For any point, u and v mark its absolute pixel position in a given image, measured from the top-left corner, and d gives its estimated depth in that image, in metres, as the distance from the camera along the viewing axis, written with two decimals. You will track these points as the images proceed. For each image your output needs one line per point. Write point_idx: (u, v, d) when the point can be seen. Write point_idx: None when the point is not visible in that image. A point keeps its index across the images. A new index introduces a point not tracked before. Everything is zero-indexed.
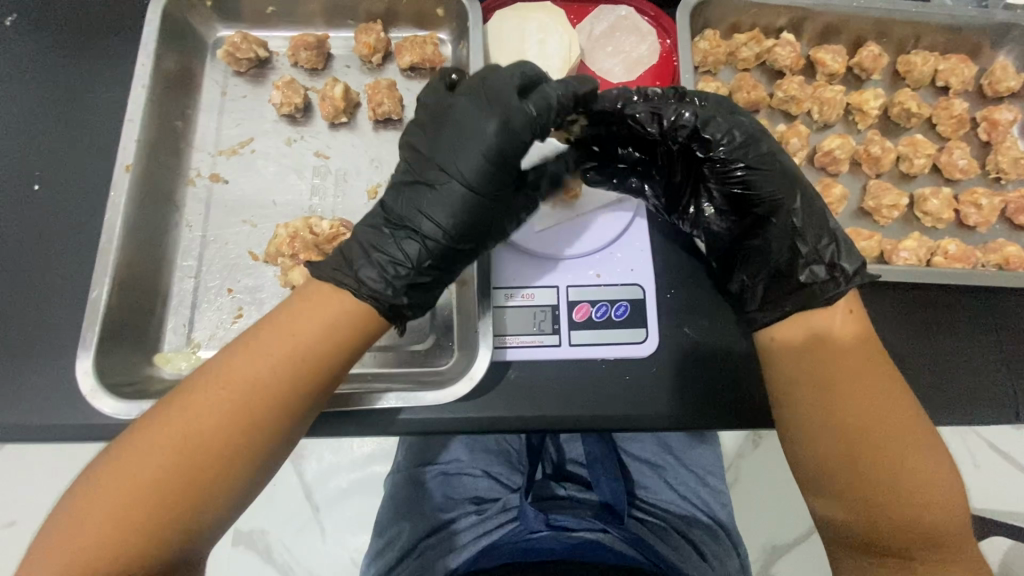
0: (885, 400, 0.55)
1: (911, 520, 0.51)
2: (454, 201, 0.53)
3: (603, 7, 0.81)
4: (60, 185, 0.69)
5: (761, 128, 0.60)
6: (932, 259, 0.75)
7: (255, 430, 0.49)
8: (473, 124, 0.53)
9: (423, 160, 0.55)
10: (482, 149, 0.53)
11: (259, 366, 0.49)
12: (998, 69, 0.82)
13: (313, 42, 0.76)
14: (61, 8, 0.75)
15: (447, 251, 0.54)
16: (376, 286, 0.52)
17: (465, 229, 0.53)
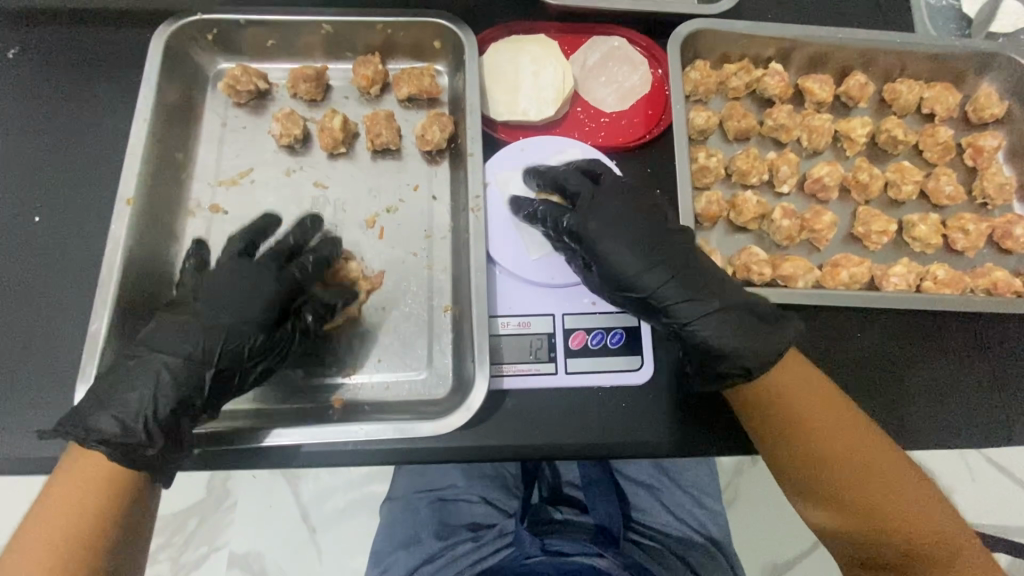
0: (841, 430, 0.59)
1: (895, 532, 0.56)
2: (165, 331, 0.58)
3: (597, 38, 0.82)
4: (61, 217, 0.70)
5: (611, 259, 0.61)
6: (922, 284, 0.76)
7: (90, 546, 0.54)
8: (255, 274, 0.62)
9: (209, 303, 0.60)
10: (251, 308, 0.60)
11: (63, 516, 0.54)
12: (982, 97, 0.84)
13: (312, 74, 0.77)
14: (63, 41, 0.77)
15: (188, 377, 0.57)
16: (123, 421, 0.55)
17: (169, 343, 0.58)
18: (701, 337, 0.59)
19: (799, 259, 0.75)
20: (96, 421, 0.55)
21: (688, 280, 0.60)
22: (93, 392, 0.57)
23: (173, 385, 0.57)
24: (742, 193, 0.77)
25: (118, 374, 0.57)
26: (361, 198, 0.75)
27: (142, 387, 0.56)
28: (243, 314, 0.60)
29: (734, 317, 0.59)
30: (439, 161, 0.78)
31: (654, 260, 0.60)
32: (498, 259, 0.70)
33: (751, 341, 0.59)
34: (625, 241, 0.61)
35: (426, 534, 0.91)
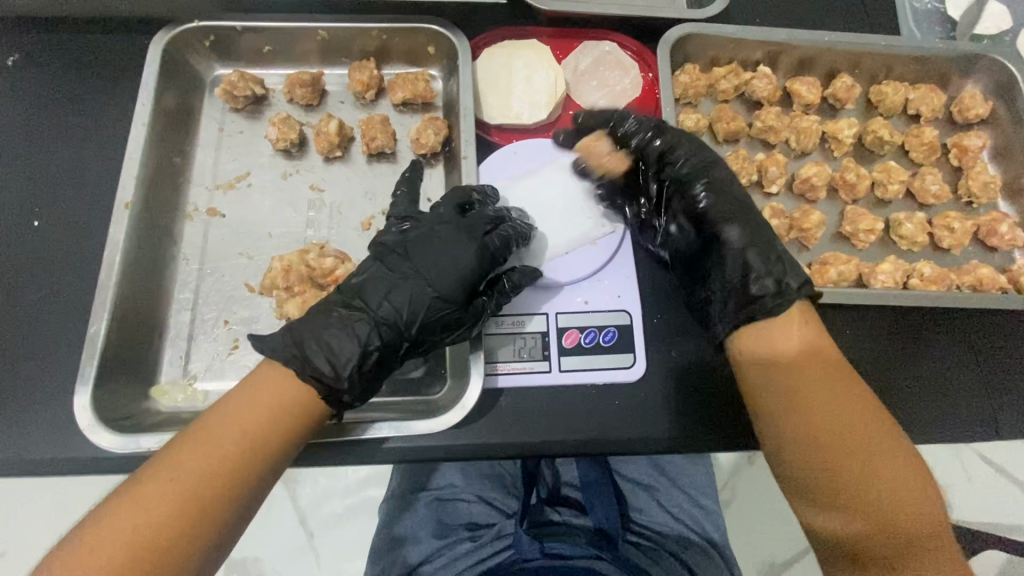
0: (839, 395, 0.56)
1: (883, 510, 0.51)
2: (419, 299, 0.60)
3: (588, 42, 0.84)
4: (60, 221, 0.71)
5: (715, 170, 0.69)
6: (909, 281, 0.77)
7: (238, 470, 0.51)
8: (457, 244, 0.63)
9: (409, 262, 0.62)
10: (456, 274, 0.62)
11: (232, 436, 0.52)
12: (966, 97, 0.86)
13: (308, 79, 0.79)
14: (62, 49, 0.78)
15: (396, 339, 0.60)
16: (342, 367, 0.57)
17: (429, 322, 0.61)
18: (752, 262, 0.62)
19: None
20: (315, 357, 0.56)
21: (745, 216, 0.65)
22: (298, 328, 0.58)
23: (374, 336, 0.58)
24: None
25: (324, 320, 0.58)
26: (357, 201, 0.77)
27: (346, 334, 0.58)
28: (449, 288, 0.61)
29: (776, 249, 0.63)
30: (433, 164, 0.79)
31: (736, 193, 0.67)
32: None
33: (788, 265, 0.62)
34: (726, 182, 0.67)
35: (423, 534, 0.91)
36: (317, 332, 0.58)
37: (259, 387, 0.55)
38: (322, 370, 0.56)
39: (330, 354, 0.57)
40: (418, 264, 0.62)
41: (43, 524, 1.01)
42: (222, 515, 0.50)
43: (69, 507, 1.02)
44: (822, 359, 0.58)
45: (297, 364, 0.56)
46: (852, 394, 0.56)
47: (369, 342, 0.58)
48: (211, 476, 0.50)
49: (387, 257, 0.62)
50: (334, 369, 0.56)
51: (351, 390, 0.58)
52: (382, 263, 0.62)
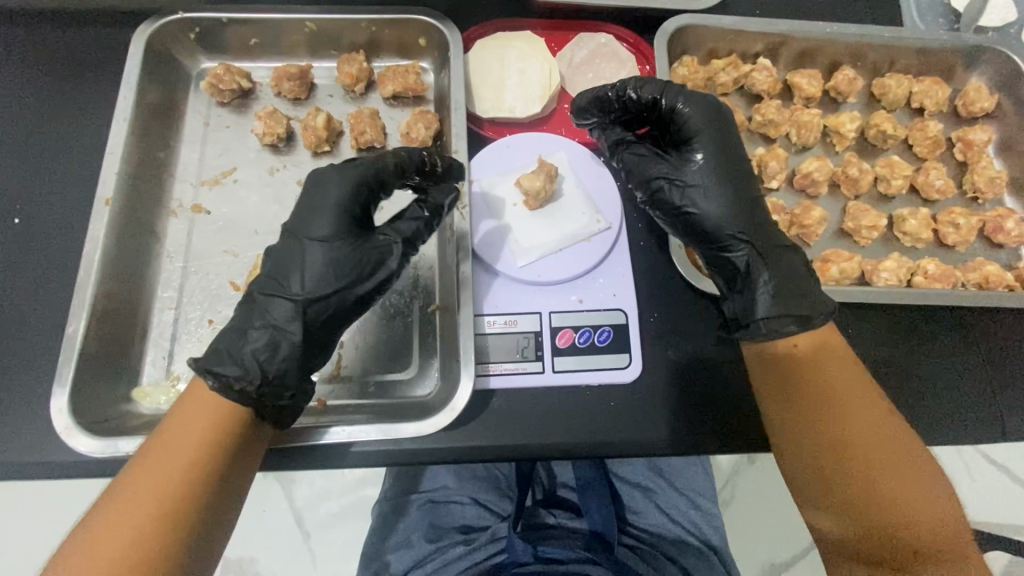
0: (868, 413, 0.57)
1: (917, 524, 0.52)
2: (308, 259, 0.58)
3: (583, 34, 0.82)
4: (40, 218, 0.69)
5: (733, 159, 0.64)
6: (913, 279, 0.75)
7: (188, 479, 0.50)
8: (320, 190, 0.60)
9: (287, 231, 0.60)
10: (331, 212, 0.59)
11: (185, 446, 0.52)
12: (972, 90, 0.84)
13: (296, 72, 0.77)
14: (44, 41, 0.76)
15: (306, 314, 0.58)
16: (263, 365, 0.56)
17: (328, 278, 0.58)
18: (757, 263, 0.60)
19: None
20: (223, 364, 0.55)
21: (749, 207, 0.62)
22: (216, 343, 0.57)
23: (283, 319, 0.57)
24: None
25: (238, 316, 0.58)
26: None
27: (261, 330, 0.57)
28: (330, 234, 0.59)
29: (785, 263, 0.60)
30: None
31: (733, 179, 0.63)
32: (484, 258, 0.69)
33: (798, 293, 0.59)
34: (722, 165, 0.63)
35: (416, 537, 0.90)
36: (228, 333, 0.57)
37: (189, 406, 0.54)
38: (225, 368, 0.55)
39: (238, 352, 0.56)
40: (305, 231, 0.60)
41: (32, 526, 1.00)
42: (195, 514, 0.50)
43: (58, 510, 1.01)
44: (858, 378, 0.59)
45: (202, 374, 0.54)
46: (863, 388, 0.58)
47: (278, 326, 0.57)
48: (165, 490, 0.49)
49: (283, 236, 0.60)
50: (233, 369, 0.55)
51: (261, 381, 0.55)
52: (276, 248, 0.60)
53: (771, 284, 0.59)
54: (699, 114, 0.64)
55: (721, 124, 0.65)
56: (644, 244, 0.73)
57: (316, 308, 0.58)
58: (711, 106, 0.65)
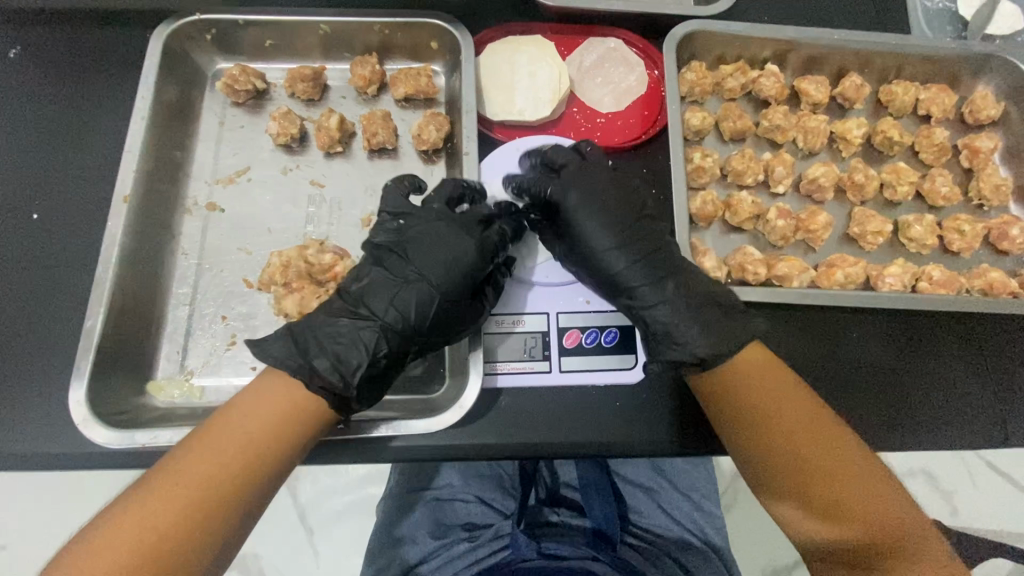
0: (805, 415, 0.58)
1: (864, 517, 0.54)
2: (421, 298, 0.59)
3: (592, 39, 0.83)
4: (59, 213, 0.70)
5: (617, 221, 0.65)
6: (918, 285, 0.76)
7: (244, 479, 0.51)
8: (452, 237, 0.61)
9: (406, 257, 0.61)
10: (456, 265, 0.60)
11: (253, 428, 0.53)
12: (978, 98, 0.84)
13: (309, 74, 0.78)
14: (64, 41, 0.77)
15: (403, 343, 0.60)
16: (344, 375, 0.56)
17: (434, 322, 0.60)
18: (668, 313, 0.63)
19: (794, 259, 0.75)
20: (319, 363, 0.56)
21: (650, 263, 0.64)
22: (296, 335, 0.58)
23: (379, 342, 0.58)
24: (737, 194, 0.77)
25: (330, 326, 0.58)
26: (358, 198, 0.76)
27: (355, 345, 0.57)
28: (451, 280, 0.60)
29: (697, 299, 0.63)
30: (435, 160, 0.78)
31: (627, 239, 0.65)
32: None
33: (724, 330, 0.61)
34: (611, 229, 0.65)
35: (421, 534, 0.91)
36: (305, 346, 0.57)
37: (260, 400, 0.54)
38: (321, 369, 0.56)
39: (330, 360, 0.56)
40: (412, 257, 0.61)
41: (42, 517, 1.01)
42: (243, 499, 0.51)
43: (67, 502, 1.02)
44: (786, 382, 0.60)
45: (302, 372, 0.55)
46: (795, 392, 0.60)
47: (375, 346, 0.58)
48: (223, 487, 0.50)
49: (388, 255, 0.62)
50: (319, 373, 0.56)
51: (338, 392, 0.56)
52: (384, 261, 0.62)
53: (699, 324, 0.62)
54: (596, 170, 0.68)
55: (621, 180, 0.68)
56: None
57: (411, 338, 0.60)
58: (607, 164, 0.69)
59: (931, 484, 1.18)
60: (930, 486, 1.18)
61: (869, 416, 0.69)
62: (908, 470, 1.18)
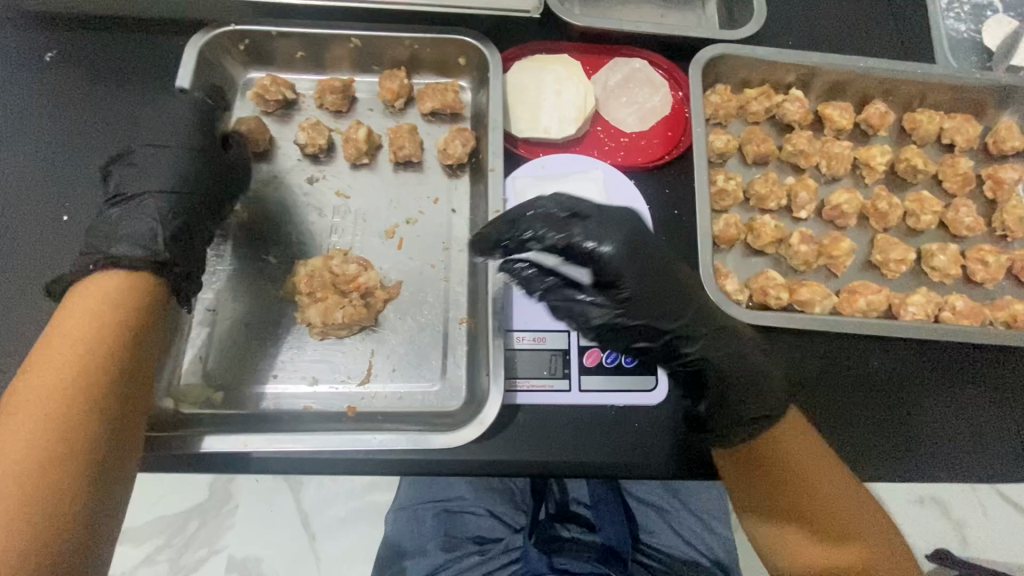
0: (834, 485, 0.61)
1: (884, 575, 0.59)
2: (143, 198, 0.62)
3: (618, 59, 0.83)
4: (89, 216, 0.71)
5: (652, 255, 0.58)
6: (941, 314, 0.75)
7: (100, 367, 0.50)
8: (165, 144, 0.66)
9: (160, 140, 0.66)
10: (167, 162, 0.65)
11: (96, 300, 0.53)
12: (1003, 129, 0.84)
13: (338, 86, 0.79)
14: (99, 46, 0.79)
15: (179, 230, 0.61)
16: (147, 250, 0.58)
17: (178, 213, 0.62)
18: (690, 346, 0.61)
19: (817, 284, 0.75)
20: (120, 251, 0.57)
21: (671, 295, 0.59)
22: (111, 236, 0.59)
23: (155, 232, 0.59)
24: (760, 217, 0.77)
25: (128, 219, 0.60)
26: (383, 209, 0.77)
27: (143, 188, 0.63)
28: (155, 178, 0.63)
29: (739, 358, 0.62)
30: (459, 175, 0.79)
31: (655, 277, 0.58)
32: None
33: (731, 357, 0.62)
34: (640, 269, 0.57)
35: (431, 545, 0.91)
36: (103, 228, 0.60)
37: (84, 296, 0.54)
38: (110, 241, 0.58)
39: (128, 229, 0.59)
40: (128, 173, 0.64)
41: None
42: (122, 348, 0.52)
43: None
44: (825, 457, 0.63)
45: (105, 266, 0.56)
46: (827, 463, 0.62)
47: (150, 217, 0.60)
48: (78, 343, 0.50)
49: (167, 177, 0.64)
50: (146, 230, 0.59)
51: (145, 246, 0.58)
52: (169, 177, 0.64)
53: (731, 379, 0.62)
54: (621, 255, 0.57)
55: (637, 252, 0.57)
56: None
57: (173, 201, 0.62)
58: (633, 238, 0.58)
59: (941, 513, 1.16)
60: (939, 514, 1.16)
61: (889, 448, 0.68)
62: (918, 497, 1.16)
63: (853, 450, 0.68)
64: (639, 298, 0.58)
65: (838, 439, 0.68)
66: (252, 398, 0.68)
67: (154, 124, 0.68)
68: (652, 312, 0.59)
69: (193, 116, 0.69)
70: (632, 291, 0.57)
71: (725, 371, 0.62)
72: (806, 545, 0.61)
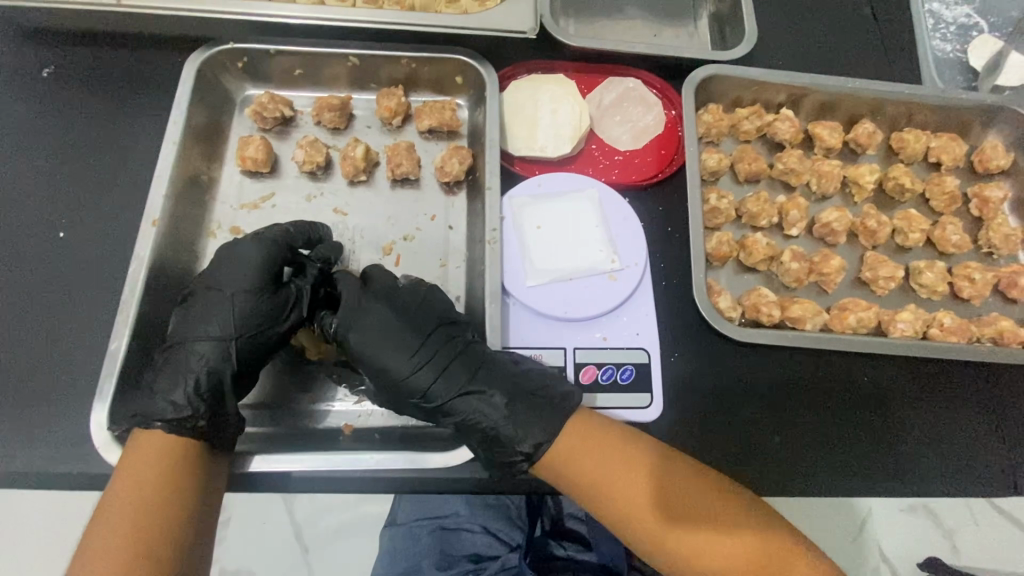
0: (687, 480, 0.58)
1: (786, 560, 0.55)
2: (193, 347, 0.61)
3: (612, 79, 0.85)
4: (86, 233, 0.72)
5: (384, 318, 0.64)
6: (929, 331, 0.77)
7: (156, 543, 0.52)
8: (226, 286, 0.63)
9: (221, 273, 0.64)
10: (224, 309, 0.62)
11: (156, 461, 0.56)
12: (987, 148, 0.86)
13: (337, 104, 0.79)
14: (96, 63, 0.79)
15: (214, 398, 0.59)
16: (174, 416, 0.57)
17: (220, 370, 0.60)
18: (506, 427, 0.60)
19: (808, 301, 0.76)
20: (152, 408, 0.58)
21: (442, 359, 0.63)
22: (150, 389, 0.59)
23: (186, 398, 0.58)
24: (752, 234, 0.79)
25: (172, 373, 0.59)
26: (381, 226, 0.77)
27: (197, 334, 0.61)
28: (209, 323, 0.62)
29: (519, 399, 0.61)
30: (456, 192, 0.80)
31: (394, 341, 0.63)
32: (511, 291, 0.71)
33: (529, 415, 0.60)
34: (385, 339, 0.63)
35: (427, 564, 0.92)
36: (152, 375, 0.60)
37: (134, 446, 0.57)
38: (152, 405, 0.58)
39: (166, 381, 0.59)
40: (186, 306, 0.63)
41: (29, 531, 0.99)
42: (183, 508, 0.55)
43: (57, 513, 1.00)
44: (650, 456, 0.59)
45: (142, 424, 0.57)
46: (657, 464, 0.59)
47: (182, 372, 0.59)
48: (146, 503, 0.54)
49: (218, 325, 0.61)
50: (181, 390, 0.58)
51: (183, 422, 0.57)
52: (221, 325, 0.61)
53: (485, 427, 0.61)
54: (354, 334, 0.63)
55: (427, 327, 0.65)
56: (665, 284, 0.75)
57: (213, 351, 0.61)
58: (370, 310, 0.64)
59: (931, 523, 1.17)
60: (930, 523, 1.17)
61: (878, 463, 0.69)
62: (907, 506, 1.18)
63: (845, 465, 0.69)
64: (383, 368, 0.62)
65: (830, 452, 0.69)
66: (277, 414, 0.68)
67: (228, 251, 0.65)
68: (454, 381, 0.62)
69: (264, 248, 0.65)
70: (375, 362, 0.63)
71: (495, 422, 0.60)
72: (722, 555, 0.55)
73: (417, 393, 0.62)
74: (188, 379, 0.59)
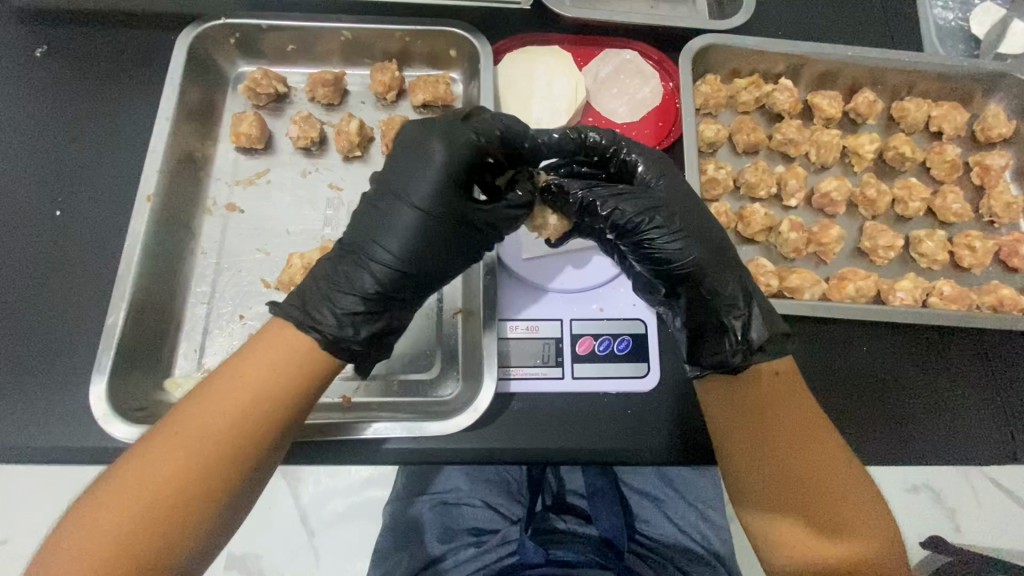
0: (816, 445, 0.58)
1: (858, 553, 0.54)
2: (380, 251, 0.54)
3: (608, 50, 0.84)
4: (81, 211, 0.71)
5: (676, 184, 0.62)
6: (928, 300, 0.76)
7: (206, 481, 0.47)
8: (410, 186, 0.55)
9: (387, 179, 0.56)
10: (410, 217, 0.55)
11: (252, 385, 0.49)
12: (989, 116, 0.85)
13: (330, 79, 0.79)
14: (88, 42, 0.79)
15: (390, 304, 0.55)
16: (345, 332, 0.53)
17: (398, 280, 0.55)
18: (744, 302, 0.59)
19: (806, 271, 0.76)
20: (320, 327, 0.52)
21: (706, 235, 0.60)
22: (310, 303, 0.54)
23: (359, 310, 0.53)
24: (751, 205, 0.78)
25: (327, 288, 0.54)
26: None
27: (374, 240, 0.55)
28: (388, 234, 0.54)
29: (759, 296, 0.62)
30: None
31: (686, 206, 0.61)
32: (507, 263, 0.71)
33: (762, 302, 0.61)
34: (679, 197, 0.61)
35: (429, 536, 0.93)
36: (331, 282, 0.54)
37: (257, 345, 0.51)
38: (318, 325, 0.52)
39: (327, 301, 0.53)
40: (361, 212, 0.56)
41: (40, 514, 1.00)
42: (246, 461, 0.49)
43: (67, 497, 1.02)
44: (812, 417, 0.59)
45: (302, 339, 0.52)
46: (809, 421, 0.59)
47: (376, 284, 0.54)
48: (219, 427, 0.48)
49: (414, 237, 0.55)
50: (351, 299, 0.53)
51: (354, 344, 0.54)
52: (423, 242, 0.55)
53: (735, 289, 0.59)
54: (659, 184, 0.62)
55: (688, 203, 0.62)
56: None
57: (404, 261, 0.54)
58: (661, 166, 0.63)
59: (933, 499, 1.18)
60: (932, 500, 1.18)
61: (876, 431, 0.69)
62: (912, 484, 1.18)
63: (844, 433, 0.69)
64: (668, 222, 0.59)
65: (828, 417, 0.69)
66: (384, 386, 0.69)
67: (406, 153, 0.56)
68: (704, 252, 0.59)
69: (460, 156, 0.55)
70: (661, 211, 0.59)
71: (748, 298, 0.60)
72: (800, 530, 0.56)
73: (667, 239, 0.59)
74: (380, 282, 0.54)
